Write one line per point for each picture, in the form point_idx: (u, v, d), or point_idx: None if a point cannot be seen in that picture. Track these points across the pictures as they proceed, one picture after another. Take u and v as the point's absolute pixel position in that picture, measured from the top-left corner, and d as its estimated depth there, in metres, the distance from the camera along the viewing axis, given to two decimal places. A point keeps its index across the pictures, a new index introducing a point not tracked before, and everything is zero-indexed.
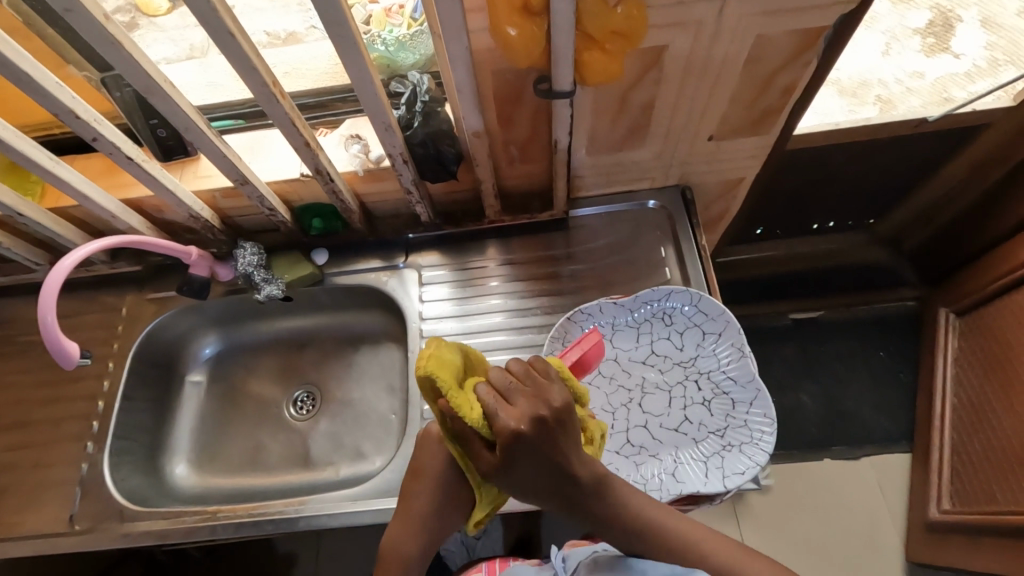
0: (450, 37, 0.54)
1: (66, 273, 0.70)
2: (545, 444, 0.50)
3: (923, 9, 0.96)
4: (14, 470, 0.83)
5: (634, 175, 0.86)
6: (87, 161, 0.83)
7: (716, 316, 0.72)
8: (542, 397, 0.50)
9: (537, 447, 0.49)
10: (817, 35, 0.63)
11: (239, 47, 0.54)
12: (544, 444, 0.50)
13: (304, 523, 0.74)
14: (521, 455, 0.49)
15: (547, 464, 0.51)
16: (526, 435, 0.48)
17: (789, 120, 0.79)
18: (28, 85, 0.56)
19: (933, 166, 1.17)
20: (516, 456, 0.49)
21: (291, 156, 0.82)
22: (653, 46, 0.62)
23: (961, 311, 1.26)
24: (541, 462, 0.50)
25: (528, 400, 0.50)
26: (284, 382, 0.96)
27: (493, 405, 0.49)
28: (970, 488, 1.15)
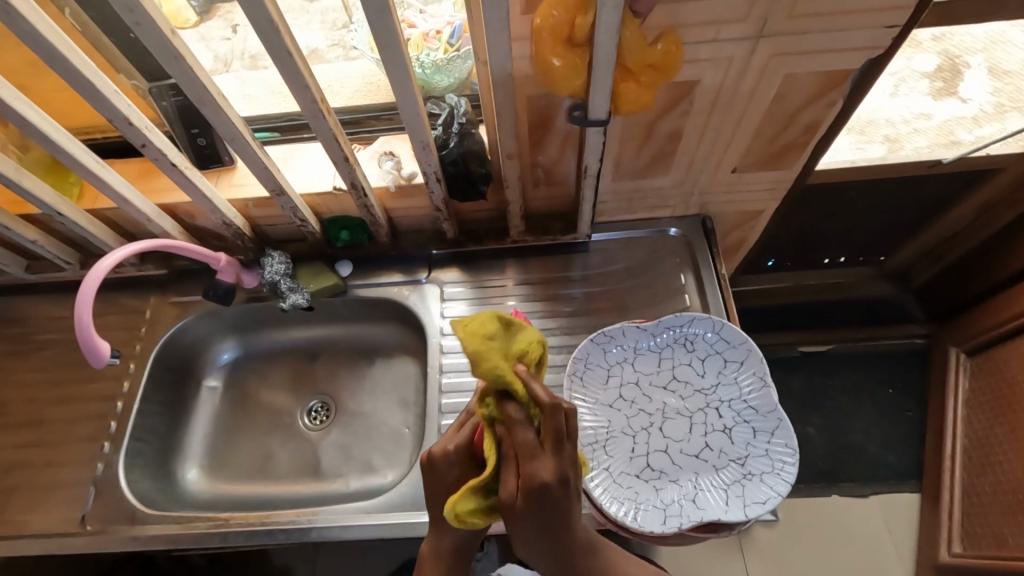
0: (494, 62, 0.57)
1: (102, 273, 0.71)
2: (547, 507, 0.46)
3: (931, 53, 0.94)
4: (28, 467, 0.83)
5: (656, 203, 0.88)
6: (126, 165, 0.86)
7: (738, 344, 0.73)
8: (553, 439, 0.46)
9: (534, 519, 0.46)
10: (843, 77, 0.65)
11: (293, 64, 0.57)
12: (539, 512, 0.46)
13: (316, 534, 0.74)
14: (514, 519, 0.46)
15: (549, 528, 0.48)
16: (527, 497, 0.45)
17: (809, 156, 0.81)
18: (87, 91, 0.58)
19: (945, 208, 1.19)
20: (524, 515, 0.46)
21: (324, 168, 0.84)
22: (685, 80, 0.65)
23: (971, 351, 1.26)
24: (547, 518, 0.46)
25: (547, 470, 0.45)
26: (299, 390, 0.97)
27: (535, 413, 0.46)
28: (981, 531, 1.14)
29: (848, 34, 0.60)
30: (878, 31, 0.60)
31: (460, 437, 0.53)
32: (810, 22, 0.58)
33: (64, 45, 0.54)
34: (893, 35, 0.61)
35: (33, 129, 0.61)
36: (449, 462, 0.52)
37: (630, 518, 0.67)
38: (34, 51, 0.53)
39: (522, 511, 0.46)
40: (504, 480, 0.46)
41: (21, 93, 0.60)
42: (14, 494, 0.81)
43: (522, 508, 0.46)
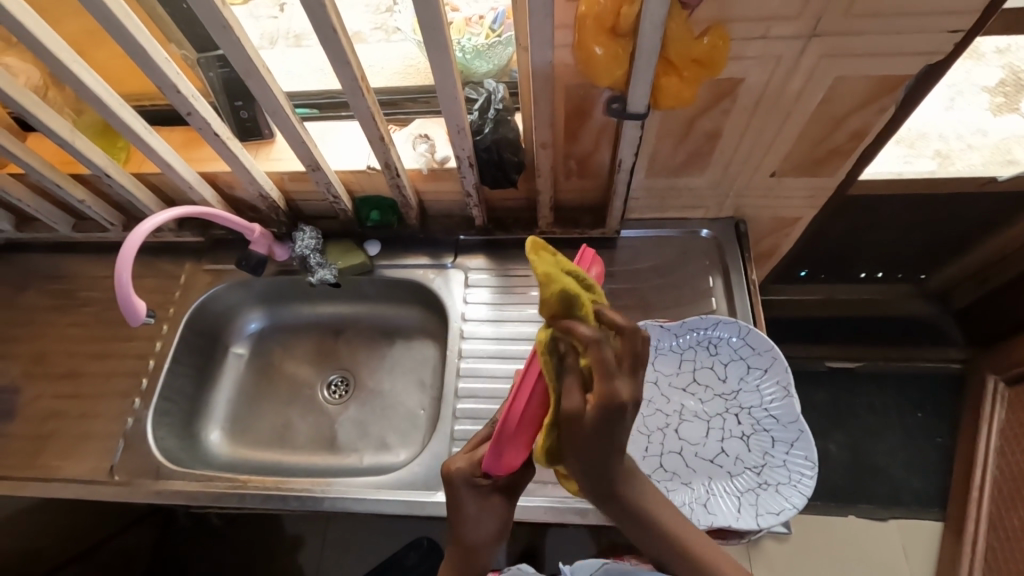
0: (535, 49, 0.56)
1: (143, 235, 0.74)
2: (605, 429, 0.43)
3: (994, 66, 0.85)
4: (64, 416, 0.87)
5: (689, 202, 0.86)
6: (170, 134, 0.89)
7: (763, 351, 0.71)
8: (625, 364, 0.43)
9: (598, 431, 0.43)
10: (898, 82, 0.63)
11: (337, 41, 0.57)
12: (615, 459, 0.47)
13: (328, 504, 0.76)
14: (576, 431, 0.44)
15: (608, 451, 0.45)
16: (594, 415, 0.42)
17: (855, 164, 0.78)
18: (141, 58, 0.60)
19: (995, 228, 1.14)
20: (595, 430, 0.43)
21: (359, 147, 0.85)
22: (729, 78, 0.63)
23: (1011, 379, 1.21)
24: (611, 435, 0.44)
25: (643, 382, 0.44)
26: (321, 364, 0.99)
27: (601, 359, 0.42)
28: (1006, 566, 1.09)
29: (908, 37, 0.57)
30: (940, 36, 0.57)
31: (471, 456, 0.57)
32: (867, 23, 0.56)
33: (122, 12, 0.56)
34: (956, 41, 0.58)
35: (87, 91, 0.64)
36: (458, 477, 0.56)
37: None
38: (94, 17, 0.55)
39: (587, 426, 0.43)
40: (570, 394, 0.43)
41: (79, 57, 0.62)
42: (50, 440, 0.85)
43: (591, 420, 0.43)
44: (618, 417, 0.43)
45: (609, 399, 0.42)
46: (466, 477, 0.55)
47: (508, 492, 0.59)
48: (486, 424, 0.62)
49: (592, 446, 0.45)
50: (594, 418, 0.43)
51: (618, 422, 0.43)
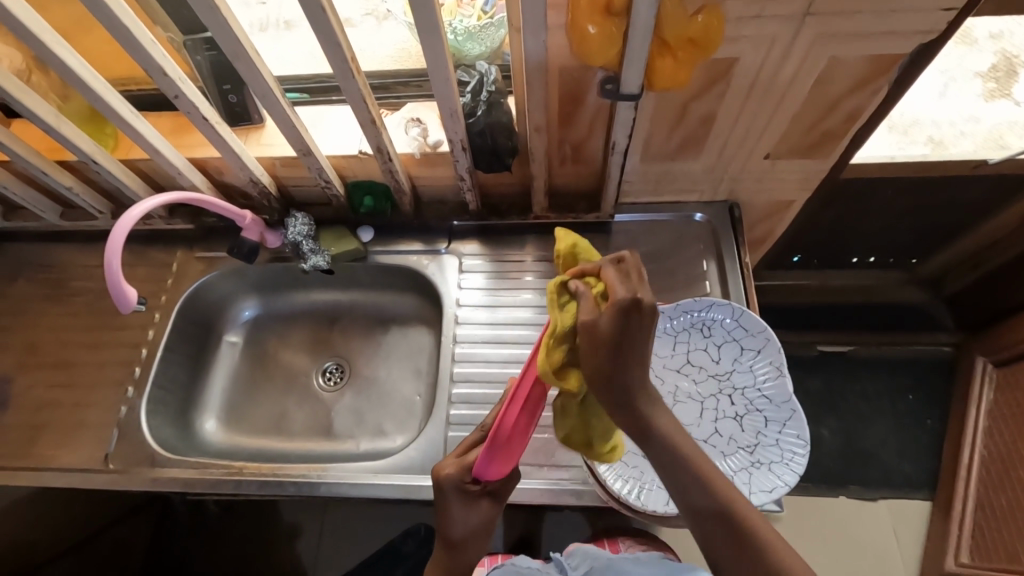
0: (528, 30, 0.55)
1: (132, 222, 0.73)
2: (622, 326, 0.46)
3: (988, 52, 0.85)
4: (57, 405, 0.87)
5: (683, 186, 0.86)
6: (159, 119, 0.88)
7: (756, 332, 0.72)
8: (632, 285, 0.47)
9: (614, 336, 0.46)
10: (893, 62, 0.62)
11: (327, 22, 0.56)
12: (634, 379, 0.48)
13: (325, 490, 0.76)
14: (590, 335, 0.47)
15: (630, 356, 0.46)
16: (607, 315, 0.46)
17: (848, 146, 0.78)
18: (126, 40, 0.59)
19: (986, 213, 1.14)
20: (612, 336, 0.46)
21: (352, 132, 0.84)
22: (724, 58, 0.63)
23: (999, 362, 1.23)
24: (632, 334, 0.46)
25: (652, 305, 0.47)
26: (316, 352, 0.99)
27: (612, 282, 0.48)
28: (993, 544, 1.12)
29: (902, 17, 0.57)
30: (935, 15, 0.57)
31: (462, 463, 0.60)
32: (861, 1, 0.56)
33: None
34: (950, 20, 0.58)
35: (71, 74, 0.63)
36: (448, 481, 0.60)
37: (633, 496, 0.68)
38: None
39: (601, 330, 0.46)
40: (583, 305, 0.48)
41: (63, 39, 0.61)
42: (43, 430, 0.85)
43: (603, 316, 0.46)
44: (629, 330, 0.46)
45: (621, 298, 0.46)
46: (455, 485, 0.59)
47: (496, 496, 0.61)
48: (477, 428, 0.65)
49: (609, 361, 0.46)
50: (606, 317, 0.46)
51: (632, 327, 0.46)
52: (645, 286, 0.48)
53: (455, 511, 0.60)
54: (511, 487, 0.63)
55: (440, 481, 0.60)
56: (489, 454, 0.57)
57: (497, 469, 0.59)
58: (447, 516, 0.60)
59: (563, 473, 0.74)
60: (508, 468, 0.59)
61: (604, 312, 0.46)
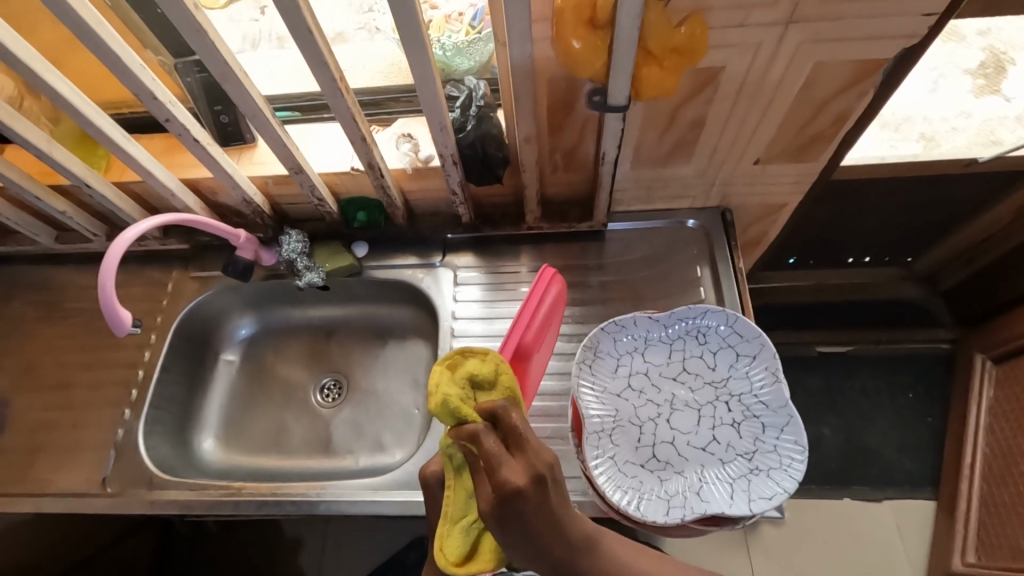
0: (514, 44, 0.56)
1: (126, 244, 0.74)
2: (521, 508, 0.42)
3: (976, 49, 0.87)
4: (53, 429, 0.86)
5: (675, 192, 0.86)
6: (151, 141, 0.88)
7: (751, 338, 0.72)
8: (519, 458, 0.43)
9: (514, 518, 0.42)
10: (877, 66, 0.63)
11: (314, 42, 0.56)
12: (549, 541, 0.44)
13: (324, 507, 0.75)
14: (492, 525, 0.43)
15: (538, 532, 0.44)
16: (496, 503, 0.42)
17: (837, 148, 0.79)
18: (116, 65, 0.59)
19: (978, 209, 1.15)
20: (514, 514, 0.42)
21: (344, 148, 0.85)
22: (710, 67, 0.63)
23: (998, 357, 1.23)
24: (529, 517, 0.43)
25: (537, 470, 0.43)
26: (313, 367, 0.99)
27: (497, 456, 0.43)
28: (998, 541, 1.11)
29: (884, 22, 0.58)
30: (916, 18, 0.57)
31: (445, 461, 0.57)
32: (843, 7, 0.56)
33: (93, 18, 0.55)
34: (931, 24, 0.58)
35: (61, 100, 0.63)
36: (434, 480, 0.56)
37: (633, 506, 0.67)
38: (64, 23, 0.54)
39: (497, 519, 0.43)
40: (480, 487, 0.44)
41: (53, 66, 0.61)
42: (40, 454, 0.84)
43: (498, 516, 0.42)
44: (521, 505, 0.42)
45: (506, 482, 0.42)
46: (441, 485, 0.56)
47: None
48: None
49: (514, 539, 0.44)
50: (498, 505, 0.42)
51: (526, 506, 0.42)
52: (533, 459, 0.43)
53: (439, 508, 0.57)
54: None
55: (424, 482, 0.56)
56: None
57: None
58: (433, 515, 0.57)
59: None
60: None
61: (494, 503, 0.42)
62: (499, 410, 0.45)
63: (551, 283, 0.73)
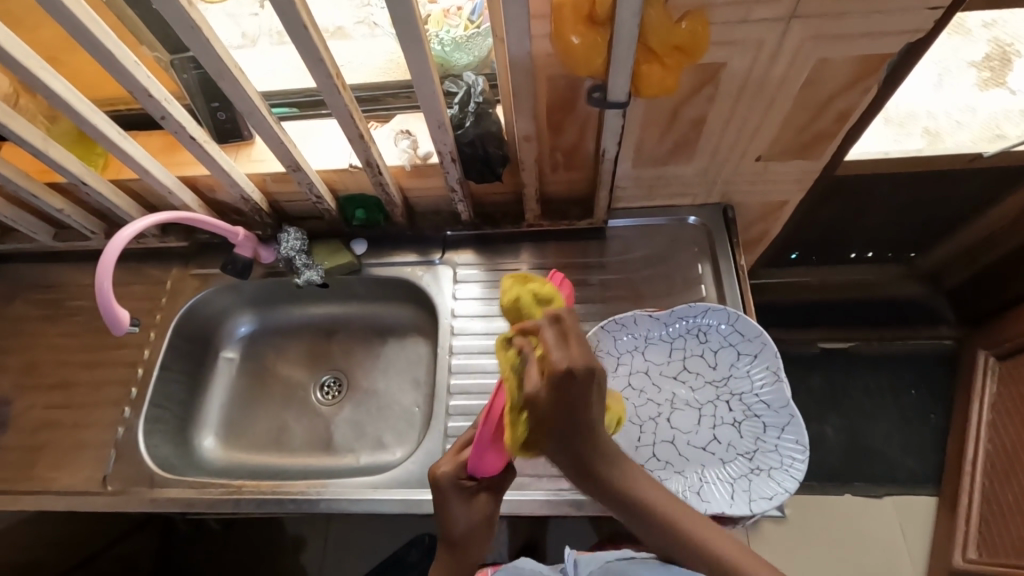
0: (512, 41, 0.55)
1: (123, 243, 0.73)
2: (570, 396, 0.47)
3: (982, 42, 0.83)
4: (54, 427, 0.86)
5: (676, 189, 0.85)
6: (149, 138, 0.87)
7: (753, 337, 0.71)
8: (570, 355, 0.48)
9: (561, 407, 0.48)
10: (881, 62, 0.62)
11: (310, 39, 0.56)
12: (585, 446, 0.50)
13: (324, 506, 0.76)
14: (540, 415, 0.48)
15: (579, 426, 0.49)
16: (548, 393, 0.47)
17: (841, 145, 0.78)
18: (110, 63, 0.59)
19: (983, 206, 1.14)
20: (563, 404, 0.48)
21: (342, 145, 0.84)
22: (711, 63, 0.63)
23: (1002, 355, 1.22)
24: (575, 407, 0.48)
25: (588, 368, 0.48)
26: (313, 366, 0.98)
27: (552, 349, 0.49)
28: (1000, 539, 1.11)
29: (889, 17, 0.57)
30: (922, 14, 0.56)
31: (454, 462, 0.61)
32: (847, 2, 0.55)
33: (86, 15, 0.54)
34: (937, 19, 0.57)
35: (56, 98, 0.62)
36: (445, 480, 0.60)
37: None
38: (56, 20, 0.53)
39: (546, 405, 0.48)
40: (529, 374, 0.49)
41: (48, 64, 0.60)
42: (41, 452, 0.84)
43: (546, 401, 0.48)
44: (570, 387, 0.47)
45: (558, 366, 0.47)
46: (451, 482, 0.60)
47: (493, 489, 0.62)
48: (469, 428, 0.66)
49: (556, 423, 0.48)
50: (549, 394, 0.47)
51: (574, 390, 0.47)
52: (584, 348, 0.49)
53: (451, 507, 0.60)
54: (507, 484, 0.63)
55: (436, 480, 0.61)
56: (483, 449, 0.58)
57: (493, 461, 0.59)
58: (446, 514, 0.61)
59: (562, 483, 0.73)
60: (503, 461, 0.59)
61: (547, 390, 0.47)
62: (555, 313, 0.52)
63: (563, 285, 0.67)
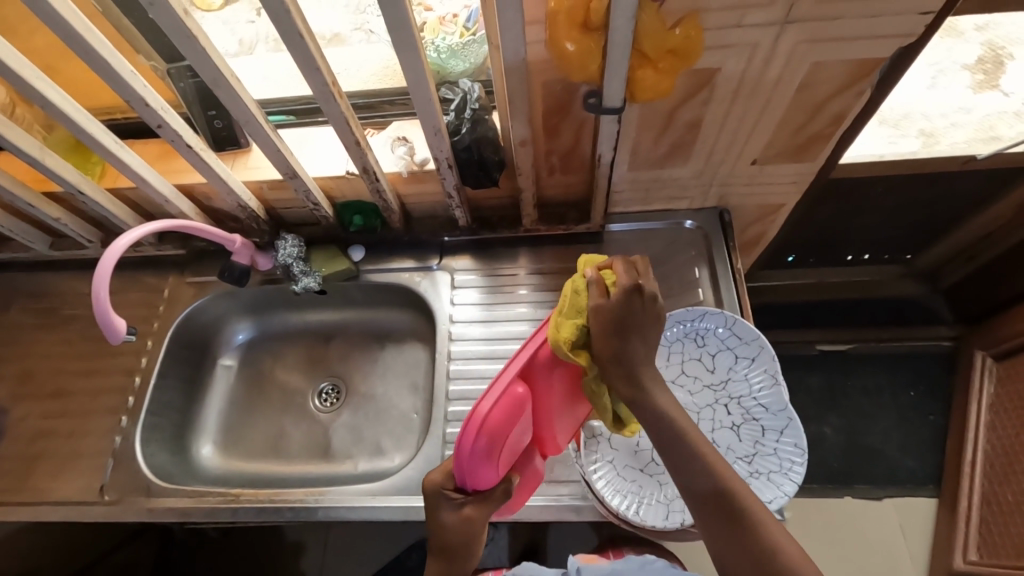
0: (507, 47, 0.55)
1: (120, 252, 0.73)
2: (632, 314, 0.54)
3: (975, 44, 0.84)
4: (50, 437, 0.86)
5: (672, 193, 0.86)
6: (145, 146, 0.87)
7: (750, 340, 0.72)
8: (640, 276, 0.56)
9: (624, 320, 0.53)
10: (874, 66, 0.63)
11: (306, 47, 0.56)
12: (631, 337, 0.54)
13: (323, 513, 0.75)
14: (602, 321, 0.54)
15: (635, 343, 0.54)
16: (618, 302, 0.54)
17: (835, 148, 0.78)
18: (106, 72, 0.59)
19: (978, 206, 1.14)
20: (625, 316, 0.54)
21: (339, 152, 0.84)
22: (705, 68, 0.63)
23: (999, 354, 1.22)
24: (638, 324, 0.54)
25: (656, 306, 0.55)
26: (311, 372, 0.98)
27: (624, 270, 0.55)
28: (1001, 539, 1.11)
29: (880, 21, 0.57)
30: (913, 18, 0.57)
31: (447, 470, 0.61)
32: (839, 7, 0.56)
33: (82, 25, 0.54)
34: (928, 23, 0.58)
35: (52, 107, 0.62)
36: (434, 487, 0.61)
37: (632, 511, 0.68)
38: (52, 31, 0.53)
39: (609, 312, 0.53)
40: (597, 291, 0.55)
41: (44, 74, 0.61)
42: (38, 462, 0.84)
43: (613, 304, 0.54)
44: (633, 304, 0.54)
45: (626, 284, 0.54)
46: (439, 488, 0.60)
47: (481, 504, 0.60)
48: None
49: (613, 335, 0.53)
50: (616, 304, 0.54)
51: (638, 307, 0.54)
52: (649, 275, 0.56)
53: (441, 515, 0.60)
54: (497, 503, 0.60)
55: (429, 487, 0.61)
56: (462, 461, 0.56)
57: (478, 475, 0.58)
58: (436, 524, 0.60)
59: (561, 489, 0.72)
60: (484, 471, 0.57)
61: (614, 300, 0.54)
62: (626, 258, 0.59)
63: None
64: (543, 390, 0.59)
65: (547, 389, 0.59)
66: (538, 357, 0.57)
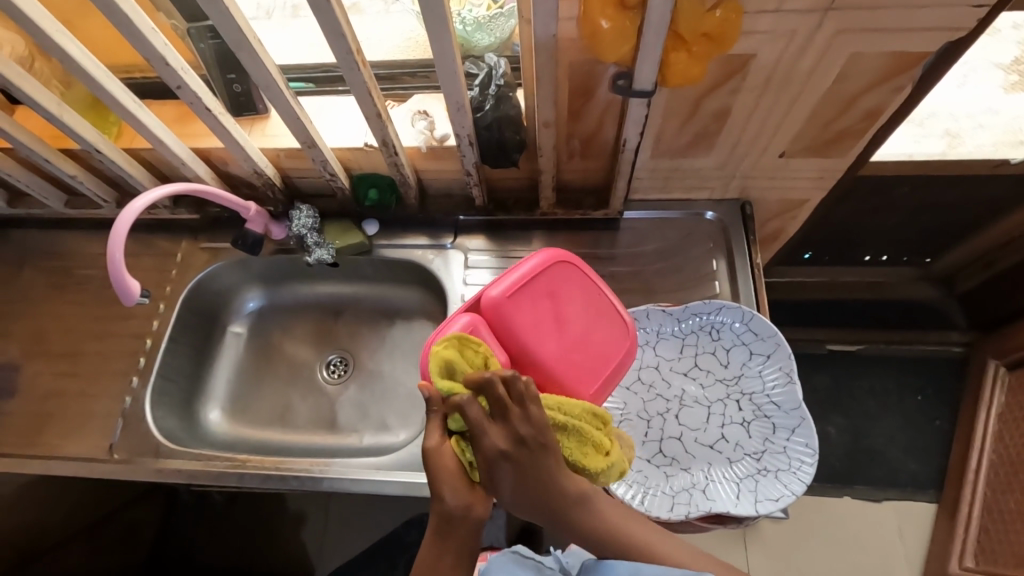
0: (538, 22, 0.53)
1: (135, 214, 0.73)
2: (530, 444, 0.50)
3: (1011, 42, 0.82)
4: (62, 394, 0.87)
5: (694, 183, 0.84)
6: (163, 108, 0.86)
7: (766, 337, 0.70)
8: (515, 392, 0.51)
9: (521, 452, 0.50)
10: (917, 59, 0.60)
11: (331, 13, 0.54)
12: (537, 488, 0.52)
13: (328, 484, 0.76)
14: (507, 457, 0.50)
15: (533, 482, 0.51)
16: (506, 433, 0.50)
17: (867, 144, 0.76)
18: (127, 29, 0.58)
19: (1005, 212, 1.11)
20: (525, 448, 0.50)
21: (357, 123, 0.83)
22: (740, 54, 0.61)
23: (1012, 364, 1.20)
24: (536, 459, 0.51)
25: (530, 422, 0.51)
26: (319, 344, 0.98)
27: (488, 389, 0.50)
28: (998, 548, 1.10)
29: (930, 11, 0.55)
30: (963, 11, 0.54)
31: None
32: None
33: None
34: (979, 17, 0.55)
35: (72, 62, 0.61)
36: None
37: (637, 501, 0.68)
38: None
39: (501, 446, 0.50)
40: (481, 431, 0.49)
41: (65, 27, 0.59)
42: (50, 418, 0.85)
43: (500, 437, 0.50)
44: (522, 433, 0.50)
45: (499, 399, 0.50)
46: None
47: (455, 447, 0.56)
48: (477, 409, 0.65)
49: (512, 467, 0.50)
50: (508, 439, 0.50)
51: (523, 431, 0.50)
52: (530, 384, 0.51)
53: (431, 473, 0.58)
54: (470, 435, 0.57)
55: None
56: None
57: None
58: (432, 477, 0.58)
59: None
60: None
61: (502, 432, 0.50)
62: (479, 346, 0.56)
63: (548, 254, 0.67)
64: (500, 331, 0.64)
65: (506, 332, 0.64)
66: (483, 296, 0.64)
